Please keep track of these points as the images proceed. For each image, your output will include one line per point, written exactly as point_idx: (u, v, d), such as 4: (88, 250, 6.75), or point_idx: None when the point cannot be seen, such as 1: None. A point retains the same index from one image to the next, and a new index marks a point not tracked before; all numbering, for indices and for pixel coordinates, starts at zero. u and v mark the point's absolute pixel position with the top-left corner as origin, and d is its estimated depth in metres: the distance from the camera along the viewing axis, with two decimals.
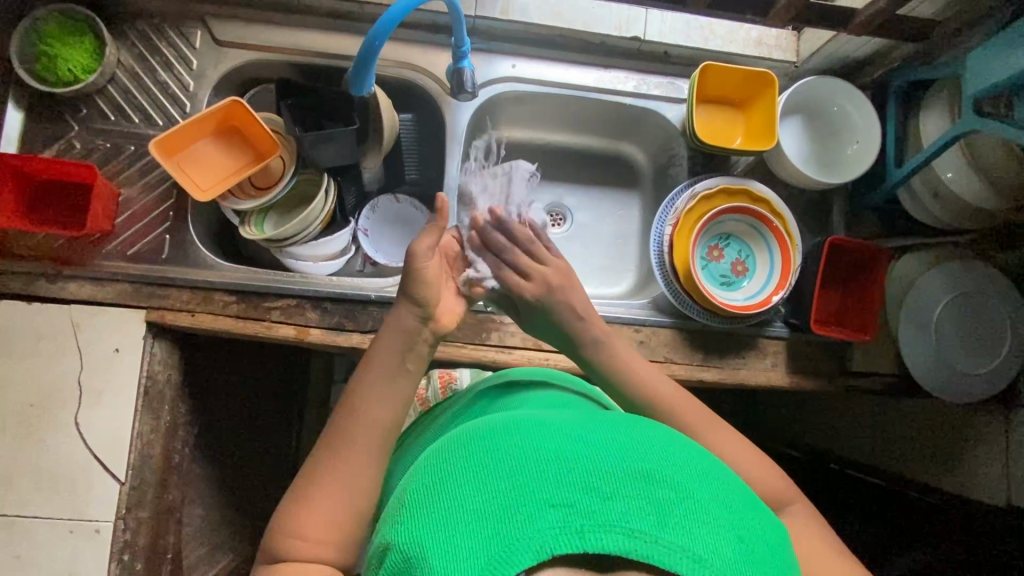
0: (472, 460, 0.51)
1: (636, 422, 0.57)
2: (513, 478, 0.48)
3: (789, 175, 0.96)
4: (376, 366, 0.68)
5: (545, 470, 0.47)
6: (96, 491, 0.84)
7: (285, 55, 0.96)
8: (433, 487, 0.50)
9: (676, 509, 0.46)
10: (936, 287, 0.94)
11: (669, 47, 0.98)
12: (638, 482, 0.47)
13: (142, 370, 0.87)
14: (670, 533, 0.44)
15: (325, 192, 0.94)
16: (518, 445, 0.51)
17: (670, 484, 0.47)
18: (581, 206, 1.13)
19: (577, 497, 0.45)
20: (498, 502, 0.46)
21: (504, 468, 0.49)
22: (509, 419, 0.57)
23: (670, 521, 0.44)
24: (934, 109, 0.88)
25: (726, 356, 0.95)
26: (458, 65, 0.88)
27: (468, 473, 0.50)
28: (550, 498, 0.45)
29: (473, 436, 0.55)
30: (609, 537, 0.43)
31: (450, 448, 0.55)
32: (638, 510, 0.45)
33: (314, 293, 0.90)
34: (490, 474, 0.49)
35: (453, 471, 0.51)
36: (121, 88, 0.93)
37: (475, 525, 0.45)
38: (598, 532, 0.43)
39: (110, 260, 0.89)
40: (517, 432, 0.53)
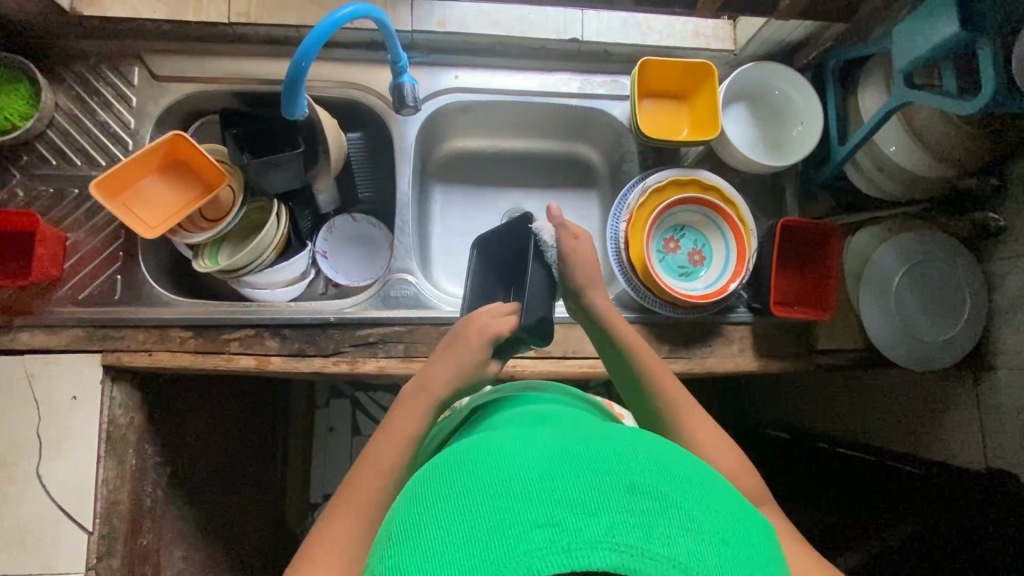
0: (455, 485, 0.50)
1: (620, 431, 0.57)
2: (496, 503, 0.47)
3: (737, 162, 0.97)
4: (404, 419, 0.72)
5: (528, 492, 0.47)
6: (63, 544, 0.83)
7: (225, 85, 0.95)
8: (416, 515, 0.49)
9: (661, 518, 0.46)
10: (892, 258, 0.95)
11: (609, 46, 0.99)
12: (621, 493, 0.46)
13: (103, 416, 0.86)
14: (657, 543, 0.44)
15: (276, 217, 0.93)
16: (502, 468, 0.50)
17: (653, 494, 0.47)
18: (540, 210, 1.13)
19: (563, 514, 0.45)
20: (482, 527, 0.45)
21: (488, 492, 0.48)
22: (493, 441, 0.56)
23: (655, 531, 0.44)
24: (871, 85, 0.89)
25: (693, 346, 0.95)
26: (397, 80, 0.88)
27: (452, 499, 0.49)
28: (535, 519, 0.44)
29: (456, 461, 0.54)
30: (595, 552, 0.43)
31: (431, 473, 0.54)
32: (622, 524, 0.44)
33: (271, 321, 0.89)
34: (474, 497, 0.48)
35: (435, 498, 0.49)
36: (61, 132, 0.92)
37: (462, 552, 0.44)
38: (585, 550, 0.43)
39: (62, 305, 0.88)
40: (501, 455, 0.52)
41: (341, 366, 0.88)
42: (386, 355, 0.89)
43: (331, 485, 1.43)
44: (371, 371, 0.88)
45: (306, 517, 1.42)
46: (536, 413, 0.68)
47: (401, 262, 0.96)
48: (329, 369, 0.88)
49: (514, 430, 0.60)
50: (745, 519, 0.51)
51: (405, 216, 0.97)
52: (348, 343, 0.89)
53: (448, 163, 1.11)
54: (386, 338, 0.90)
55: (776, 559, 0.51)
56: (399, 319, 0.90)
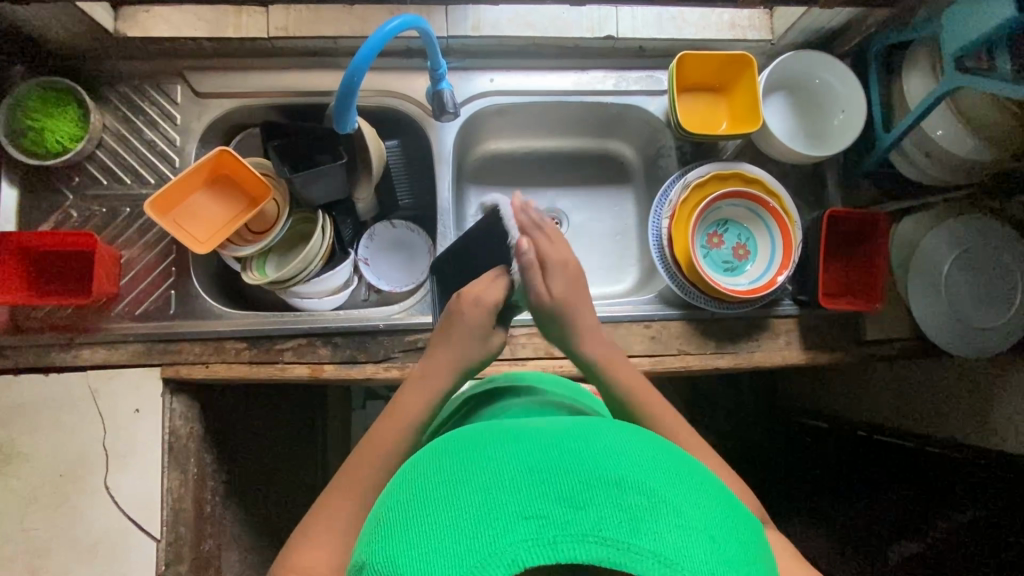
0: (443, 474, 0.49)
1: (612, 424, 0.56)
2: (485, 492, 0.46)
3: (779, 153, 0.96)
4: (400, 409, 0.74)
5: (518, 483, 0.46)
6: (134, 551, 0.85)
7: (266, 99, 0.97)
8: (407, 500, 0.49)
9: (650, 514, 0.45)
10: (940, 245, 0.94)
11: (644, 42, 0.98)
12: (611, 489, 0.46)
13: (164, 427, 0.88)
14: (642, 538, 0.43)
15: (321, 228, 0.94)
16: (493, 456, 0.50)
17: (644, 490, 0.46)
18: (576, 209, 1.13)
19: (550, 506, 0.44)
20: (470, 515, 0.45)
21: (476, 480, 0.47)
22: (486, 429, 0.55)
23: (642, 527, 0.44)
24: (916, 68, 0.87)
25: (740, 341, 0.94)
26: (437, 87, 0.89)
27: (441, 485, 0.48)
28: (522, 510, 0.44)
29: (446, 450, 0.53)
30: (581, 547, 0.43)
31: (423, 460, 0.53)
32: (609, 518, 0.44)
33: (322, 330, 0.90)
34: (464, 485, 0.47)
35: (425, 485, 0.49)
36: (110, 152, 0.94)
37: (446, 539, 0.44)
38: (570, 542, 0.43)
39: (121, 322, 0.90)
40: (491, 445, 0.51)
41: (392, 371, 0.90)
42: None
43: None
44: None
45: None
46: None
47: None
48: (381, 375, 0.89)
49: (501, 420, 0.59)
50: (736, 518, 0.49)
51: (447, 221, 0.98)
52: (398, 349, 0.90)
53: (482, 166, 1.12)
54: None
55: (765, 558, 0.50)
56: None
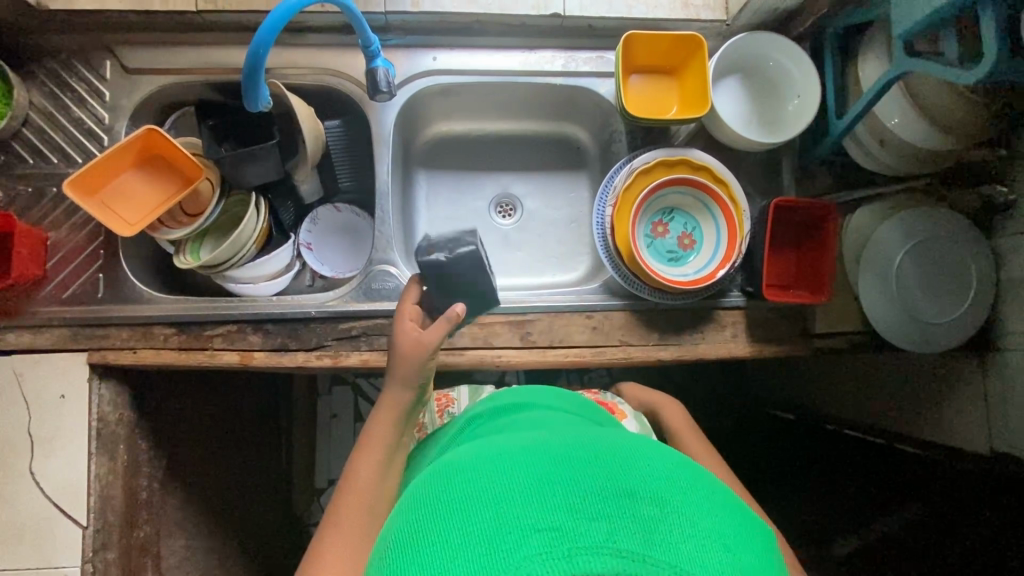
0: (453, 489, 0.49)
1: (614, 435, 0.56)
2: (494, 508, 0.45)
3: (726, 139, 0.93)
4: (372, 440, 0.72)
5: (529, 495, 0.46)
6: (59, 537, 0.84)
7: (198, 76, 0.93)
8: (414, 522, 0.47)
9: (662, 524, 0.45)
10: (894, 236, 0.91)
11: (593, 20, 0.94)
12: (621, 499, 0.46)
13: (92, 414, 0.86)
14: (658, 548, 0.43)
15: (254, 210, 0.91)
16: (498, 472, 0.49)
17: (654, 500, 0.46)
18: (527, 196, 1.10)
19: (562, 519, 0.44)
20: (481, 532, 0.44)
21: (486, 497, 0.47)
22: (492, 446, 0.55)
23: (656, 537, 0.44)
24: (873, 52, 0.84)
25: (684, 332, 0.92)
26: (371, 65, 0.85)
27: (449, 503, 0.47)
28: (535, 523, 0.44)
29: (451, 466, 0.53)
30: (596, 558, 0.42)
31: (428, 482, 0.53)
32: (623, 528, 0.44)
33: (254, 316, 0.88)
34: (470, 503, 0.46)
35: (430, 505, 0.48)
36: (36, 130, 0.91)
37: (457, 558, 0.43)
38: (586, 555, 0.42)
39: (47, 305, 0.88)
40: (498, 459, 0.51)
41: (325, 359, 0.88)
42: (369, 348, 0.88)
43: (336, 471, 1.47)
44: (354, 365, 0.88)
45: (312, 501, 1.46)
46: (532, 419, 0.66)
47: (382, 254, 0.94)
48: (313, 363, 0.87)
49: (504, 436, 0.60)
50: (747, 527, 0.49)
51: (385, 205, 0.95)
52: (331, 337, 0.88)
53: (432, 149, 1.09)
54: (369, 331, 0.89)
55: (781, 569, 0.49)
56: (382, 311, 0.89)
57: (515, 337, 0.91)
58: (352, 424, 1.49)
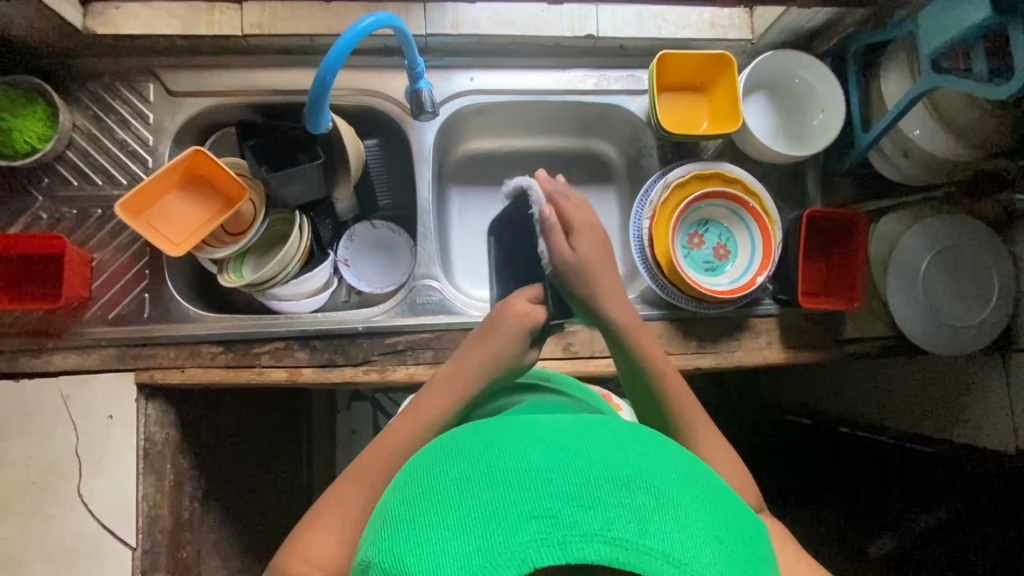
0: (452, 472, 0.50)
1: (611, 421, 0.56)
2: (492, 491, 0.47)
3: (758, 152, 0.96)
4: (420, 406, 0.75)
5: (525, 481, 0.47)
6: (108, 558, 0.84)
7: (240, 98, 0.95)
8: (413, 500, 0.49)
9: (657, 514, 0.46)
10: (919, 244, 0.95)
11: (624, 41, 0.97)
12: (620, 488, 0.47)
13: (139, 433, 0.87)
14: (651, 538, 0.44)
15: (299, 229, 0.93)
16: (500, 454, 0.50)
17: (651, 490, 0.47)
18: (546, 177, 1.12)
19: (560, 505, 0.45)
20: (478, 516, 0.45)
21: (482, 479, 0.48)
22: (495, 426, 0.56)
23: (650, 528, 0.45)
24: (894, 69, 0.88)
25: (720, 341, 0.95)
26: (415, 86, 0.87)
27: (447, 483, 0.49)
28: (531, 509, 0.45)
29: (448, 448, 0.54)
30: (590, 546, 0.43)
31: (429, 459, 0.54)
32: (617, 518, 0.45)
33: (300, 333, 0.89)
34: (470, 484, 0.48)
35: (430, 484, 0.49)
36: (81, 153, 0.92)
37: (456, 537, 0.45)
38: (579, 543, 0.44)
39: (93, 326, 0.88)
40: (496, 442, 0.52)
41: (372, 374, 0.89)
42: (415, 362, 0.89)
43: None
44: (401, 379, 0.89)
45: None
46: None
47: (424, 269, 0.95)
48: (360, 378, 0.88)
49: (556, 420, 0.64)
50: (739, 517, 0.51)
51: (427, 221, 0.97)
52: (377, 352, 0.90)
53: (464, 165, 1.11)
54: (414, 345, 0.90)
55: (766, 556, 0.51)
56: (427, 325, 0.90)
57: (556, 348, 0.93)
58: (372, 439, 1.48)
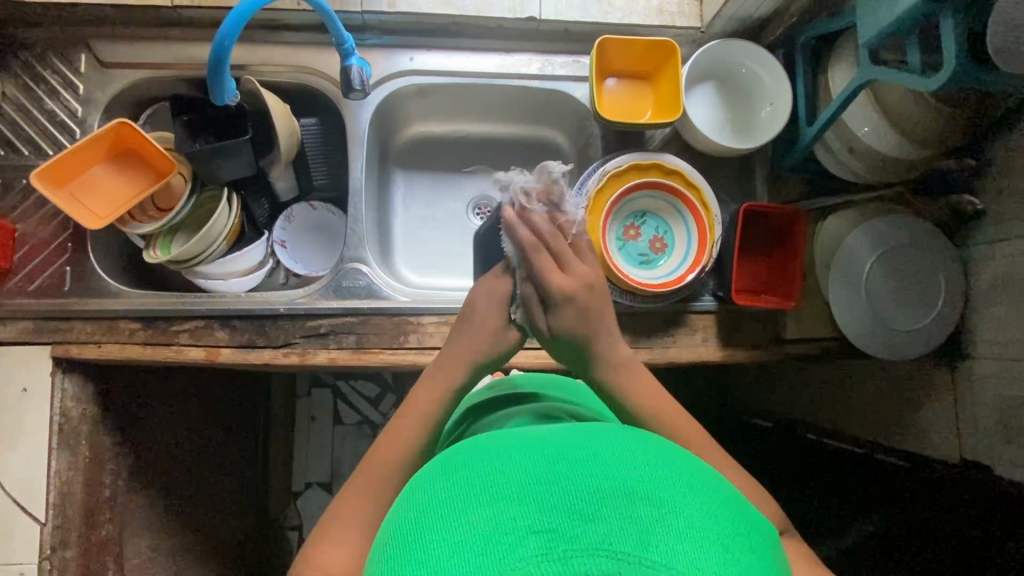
0: (447, 489, 0.46)
1: (622, 435, 0.53)
2: (489, 507, 0.43)
3: (700, 143, 0.94)
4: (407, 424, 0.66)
5: (523, 495, 0.43)
6: (17, 533, 0.83)
7: (173, 71, 0.93)
8: (402, 522, 0.45)
9: (661, 524, 0.41)
10: (865, 244, 0.91)
11: (569, 25, 0.94)
12: (620, 499, 0.42)
13: (54, 408, 0.85)
14: (657, 551, 0.39)
15: (227, 205, 0.91)
16: (496, 471, 0.46)
17: (656, 500, 0.43)
18: (493, 158, 1.11)
19: (559, 520, 0.40)
20: (471, 534, 0.41)
21: (478, 496, 0.44)
22: (495, 442, 0.52)
23: (655, 539, 0.40)
24: (841, 61, 0.85)
25: (654, 336, 0.92)
26: (344, 63, 0.85)
27: (441, 502, 0.45)
28: (528, 525, 0.40)
29: (444, 467, 0.50)
30: (591, 561, 0.38)
31: (423, 480, 0.49)
32: (621, 529, 0.40)
33: (220, 312, 0.87)
34: (463, 503, 0.43)
35: (426, 503, 0.46)
36: (8, 122, 0.90)
37: (445, 559, 0.40)
38: (580, 558, 0.38)
39: (11, 298, 0.87)
40: (492, 458, 0.48)
41: (291, 357, 0.87)
42: (337, 346, 0.88)
43: (315, 474, 1.45)
44: (322, 363, 0.87)
45: (288, 505, 1.44)
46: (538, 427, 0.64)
47: (354, 252, 0.93)
48: (279, 361, 0.87)
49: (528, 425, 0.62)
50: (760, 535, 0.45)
51: (358, 203, 0.95)
52: (299, 335, 0.88)
53: (410, 149, 1.09)
54: (337, 329, 0.88)
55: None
56: (350, 309, 0.88)
57: None
58: (331, 426, 1.45)
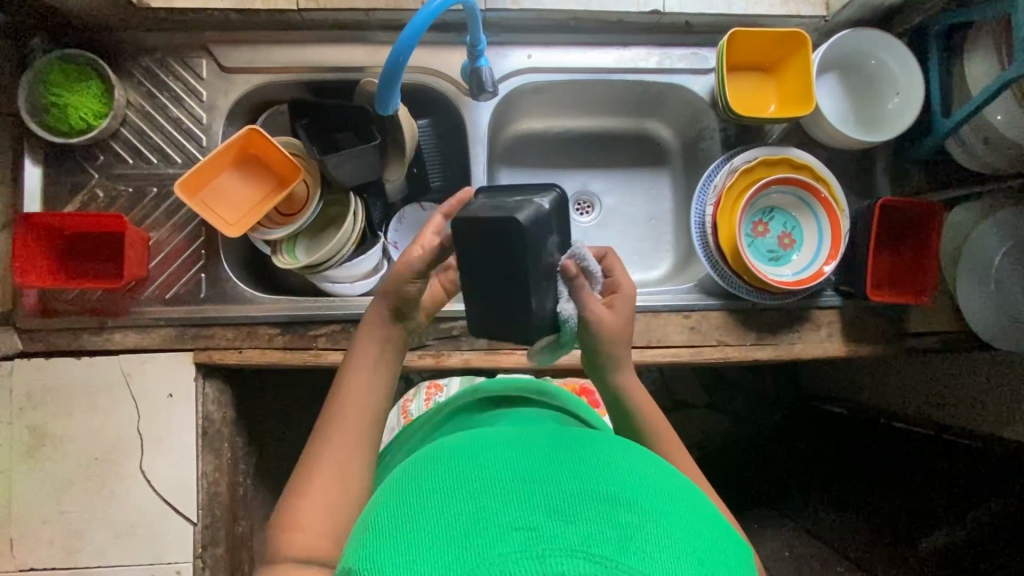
0: (435, 481, 0.47)
1: (609, 442, 0.54)
2: (476, 502, 0.44)
3: (829, 138, 0.92)
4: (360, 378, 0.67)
5: (509, 494, 0.44)
6: (171, 534, 0.86)
7: (294, 74, 0.93)
8: (397, 509, 0.46)
9: (638, 531, 0.42)
10: (994, 238, 0.91)
11: (691, 17, 0.93)
12: (602, 505, 0.43)
13: (199, 412, 0.87)
14: (632, 557, 0.40)
15: (353, 214, 0.92)
16: (485, 468, 0.47)
17: (634, 508, 0.44)
18: (589, 156, 1.10)
19: (538, 520, 0.42)
20: (456, 526, 0.42)
21: (464, 491, 0.45)
22: (479, 437, 0.54)
23: (631, 545, 0.41)
24: (980, 51, 0.84)
25: (780, 333, 0.92)
26: (475, 64, 0.84)
27: (432, 491, 0.46)
28: (512, 522, 0.42)
29: (436, 458, 0.51)
30: (570, 561, 0.39)
31: (417, 469, 0.51)
32: (599, 534, 0.41)
33: (357, 316, 0.89)
34: (455, 494, 0.45)
35: (415, 492, 0.47)
36: (135, 130, 0.91)
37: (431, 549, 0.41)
38: (558, 556, 0.39)
39: (150, 305, 0.89)
40: (484, 454, 0.49)
41: (427, 359, 0.88)
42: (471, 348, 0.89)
43: None
44: (457, 364, 0.89)
45: None
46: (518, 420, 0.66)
47: None
48: (416, 363, 0.88)
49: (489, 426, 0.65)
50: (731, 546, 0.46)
51: None
52: (433, 337, 0.89)
53: (514, 146, 1.08)
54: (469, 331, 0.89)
55: None
56: None
57: None
58: None
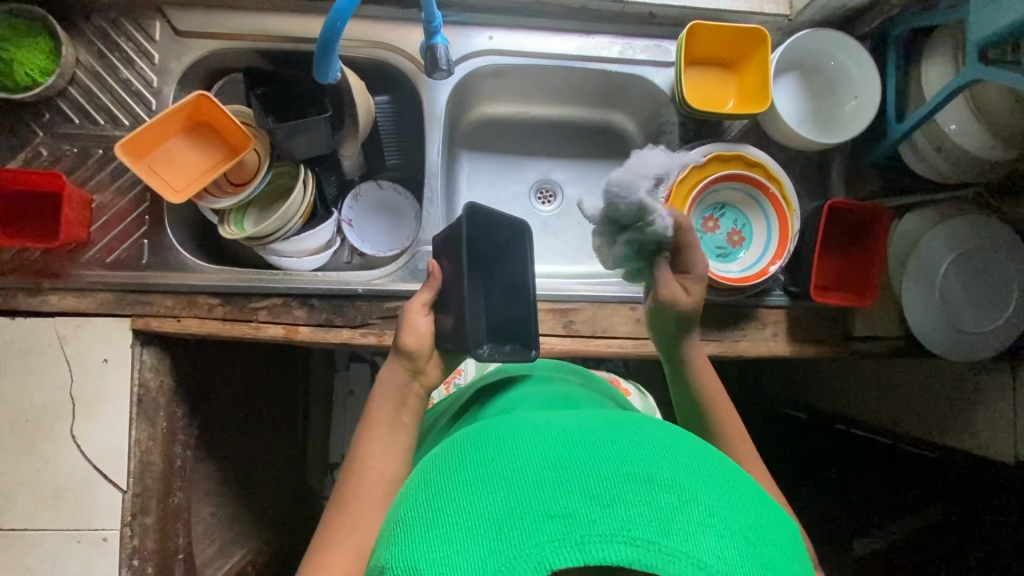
0: (464, 471, 0.47)
1: (640, 419, 0.54)
2: (509, 491, 0.44)
3: (784, 136, 0.92)
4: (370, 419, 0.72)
5: (541, 480, 0.44)
6: (100, 501, 0.85)
7: (250, 42, 0.91)
8: (426, 502, 0.46)
9: (679, 511, 0.42)
10: (941, 245, 0.90)
11: (654, 8, 0.92)
12: (636, 485, 0.43)
13: (133, 379, 0.86)
14: (675, 538, 0.41)
15: (302, 183, 0.90)
16: (514, 455, 0.47)
17: (672, 488, 0.44)
18: (551, 145, 1.09)
19: (575, 505, 0.42)
20: (491, 516, 0.43)
21: (496, 481, 0.45)
22: (506, 423, 0.53)
23: (672, 527, 0.41)
24: (937, 56, 0.84)
25: (725, 330, 0.92)
26: (430, 42, 0.83)
27: (463, 481, 0.46)
28: (548, 508, 0.42)
29: (463, 448, 0.51)
30: (610, 547, 0.40)
31: (444, 461, 0.50)
32: (639, 517, 0.41)
33: (300, 291, 0.88)
34: (483, 486, 0.45)
35: (444, 483, 0.47)
36: (83, 89, 0.89)
37: (470, 542, 0.42)
38: (598, 543, 0.40)
39: (89, 269, 0.87)
40: (512, 441, 0.49)
41: (369, 337, 0.88)
42: None
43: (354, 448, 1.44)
44: None
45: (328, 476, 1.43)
46: (549, 400, 0.66)
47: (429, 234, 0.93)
48: (357, 341, 0.88)
49: (512, 406, 0.66)
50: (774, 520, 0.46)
51: (434, 185, 0.94)
52: (376, 315, 0.89)
53: (477, 130, 1.07)
54: None
55: (799, 561, 0.47)
56: None
57: (558, 325, 0.90)
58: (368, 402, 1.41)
